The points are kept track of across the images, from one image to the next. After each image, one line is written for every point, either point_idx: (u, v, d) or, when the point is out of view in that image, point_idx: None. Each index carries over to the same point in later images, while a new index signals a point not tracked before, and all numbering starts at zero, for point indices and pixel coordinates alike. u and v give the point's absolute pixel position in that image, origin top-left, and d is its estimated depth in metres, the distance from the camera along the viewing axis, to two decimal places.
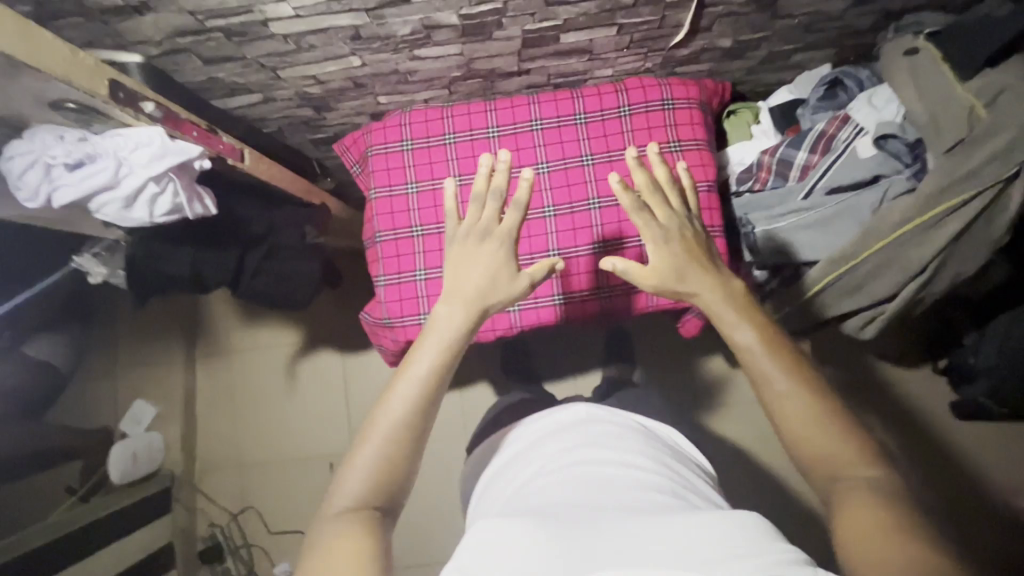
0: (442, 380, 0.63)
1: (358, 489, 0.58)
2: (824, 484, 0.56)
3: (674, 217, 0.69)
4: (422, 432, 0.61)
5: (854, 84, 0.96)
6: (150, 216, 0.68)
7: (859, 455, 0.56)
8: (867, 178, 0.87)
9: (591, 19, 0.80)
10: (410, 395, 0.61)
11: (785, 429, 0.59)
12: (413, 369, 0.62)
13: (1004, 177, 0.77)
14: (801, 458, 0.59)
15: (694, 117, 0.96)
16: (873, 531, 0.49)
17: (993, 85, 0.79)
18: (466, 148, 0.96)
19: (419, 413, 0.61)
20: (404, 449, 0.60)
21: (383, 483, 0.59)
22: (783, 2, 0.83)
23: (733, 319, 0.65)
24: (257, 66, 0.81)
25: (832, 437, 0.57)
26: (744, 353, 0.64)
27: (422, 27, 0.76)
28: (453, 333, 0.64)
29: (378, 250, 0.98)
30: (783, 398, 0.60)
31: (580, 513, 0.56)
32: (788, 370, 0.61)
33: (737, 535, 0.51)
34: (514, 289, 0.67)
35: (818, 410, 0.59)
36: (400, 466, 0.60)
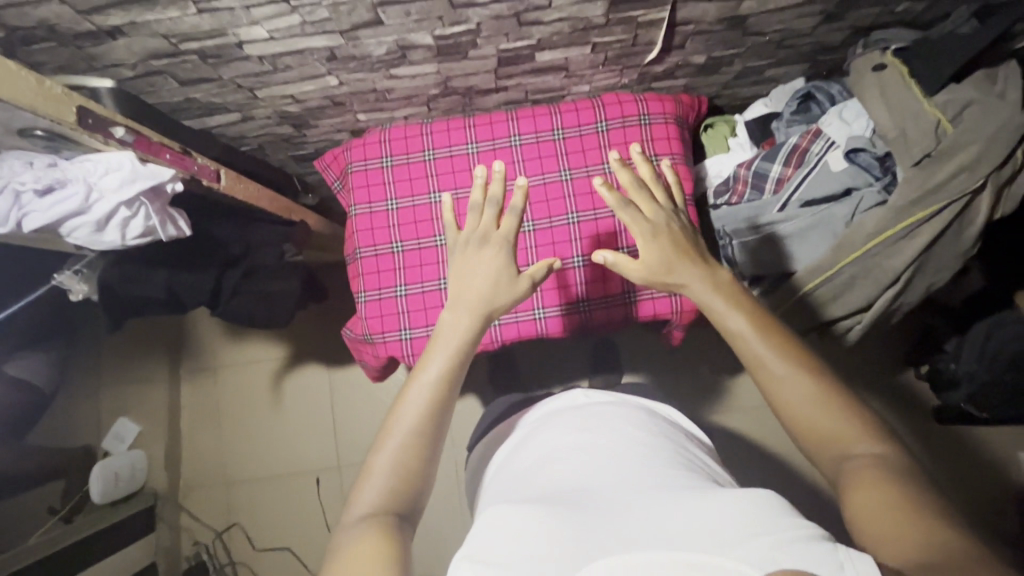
0: (453, 383, 0.64)
1: (377, 494, 0.58)
2: (827, 465, 0.56)
3: (662, 211, 0.68)
4: (438, 433, 0.62)
5: (826, 99, 0.97)
6: (122, 238, 0.68)
7: (861, 432, 0.56)
8: (840, 191, 0.89)
9: (565, 38, 0.81)
10: (425, 396, 0.62)
11: (784, 413, 0.59)
12: (428, 370, 0.63)
13: (970, 190, 0.80)
14: (803, 439, 0.58)
15: (671, 131, 0.97)
16: (881, 507, 0.48)
17: (958, 100, 0.82)
18: (445, 164, 0.97)
19: (434, 414, 0.62)
20: (422, 451, 0.60)
21: (403, 488, 0.58)
22: (753, 21, 0.85)
23: (723, 306, 0.64)
24: (234, 87, 0.81)
25: (831, 417, 0.57)
26: (739, 339, 0.63)
27: (397, 47, 0.77)
28: (463, 335, 0.65)
29: (359, 266, 0.98)
30: (779, 383, 0.60)
31: (580, 501, 0.55)
32: (781, 352, 0.61)
33: (754, 512, 0.49)
34: (505, 302, 0.67)
35: (813, 391, 0.58)
36: (420, 469, 0.60)
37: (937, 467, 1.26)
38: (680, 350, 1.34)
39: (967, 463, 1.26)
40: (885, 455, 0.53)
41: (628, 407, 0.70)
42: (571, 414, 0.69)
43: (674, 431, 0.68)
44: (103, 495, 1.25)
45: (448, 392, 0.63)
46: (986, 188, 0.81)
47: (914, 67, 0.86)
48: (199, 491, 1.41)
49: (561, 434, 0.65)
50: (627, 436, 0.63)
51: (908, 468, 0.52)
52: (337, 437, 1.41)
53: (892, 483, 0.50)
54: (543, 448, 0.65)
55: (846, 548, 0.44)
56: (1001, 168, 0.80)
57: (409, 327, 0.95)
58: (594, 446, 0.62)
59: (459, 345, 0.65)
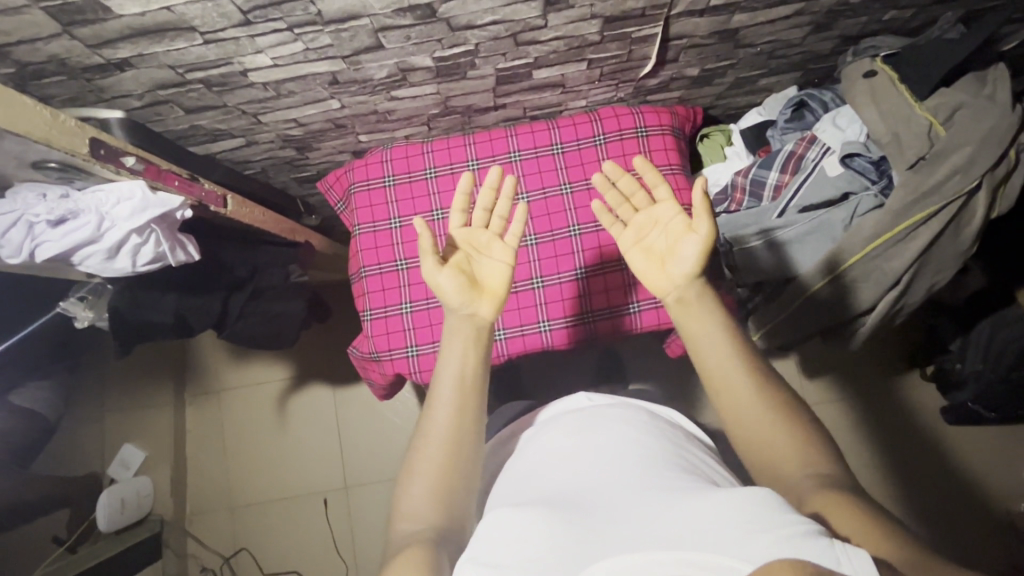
0: (469, 394, 0.64)
1: (422, 506, 0.58)
2: (774, 485, 0.56)
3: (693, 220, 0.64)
4: (466, 450, 0.62)
5: (820, 106, 0.99)
6: (133, 265, 0.69)
7: (809, 457, 0.56)
8: (837, 196, 0.90)
9: (561, 55, 0.83)
10: (446, 408, 0.63)
11: (742, 431, 0.59)
12: (442, 384, 0.64)
13: (965, 191, 0.80)
14: (749, 454, 0.58)
15: (668, 142, 0.99)
16: (860, 519, 0.49)
17: (949, 103, 0.83)
18: (447, 181, 0.98)
19: (456, 426, 0.62)
20: (454, 462, 0.61)
21: (442, 506, 0.58)
22: (745, 33, 0.87)
23: (712, 317, 0.63)
24: (239, 113, 0.83)
25: (779, 437, 0.57)
26: (702, 348, 0.63)
27: (398, 70, 0.79)
28: (463, 349, 0.66)
29: (364, 285, 0.99)
30: (744, 403, 0.59)
31: (592, 504, 0.54)
32: (750, 376, 0.60)
33: (755, 508, 0.48)
34: (450, 282, 0.67)
35: (784, 417, 0.58)
36: (458, 484, 0.60)
37: (945, 468, 1.26)
38: (685, 358, 1.34)
39: (976, 464, 1.26)
40: (836, 478, 0.54)
41: (629, 408, 0.70)
42: (577, 416, 0.69)
43: (673, 431, 0.68)
44: (109, 522, 1.25)
45: (470, 401, 0.63)
46: (981, 189, 0.82)
47: (903, 72, 0.88)
48: (206, 514, 1.40)
49: (555, 443, 0.65)
50: (630, 436, 0.63)
51: (856, 492, 0.52)
52: (343, 458, 1.41)
53: (854, 504, 0.50)
54: (531, 460, 0.65)
55: (841, 544, 0.44)
56: (994, 169, 0.81)
57: (416, 344, 0.95)
58: (598, 447, 0.62)
59: (466, 352, 0.66)
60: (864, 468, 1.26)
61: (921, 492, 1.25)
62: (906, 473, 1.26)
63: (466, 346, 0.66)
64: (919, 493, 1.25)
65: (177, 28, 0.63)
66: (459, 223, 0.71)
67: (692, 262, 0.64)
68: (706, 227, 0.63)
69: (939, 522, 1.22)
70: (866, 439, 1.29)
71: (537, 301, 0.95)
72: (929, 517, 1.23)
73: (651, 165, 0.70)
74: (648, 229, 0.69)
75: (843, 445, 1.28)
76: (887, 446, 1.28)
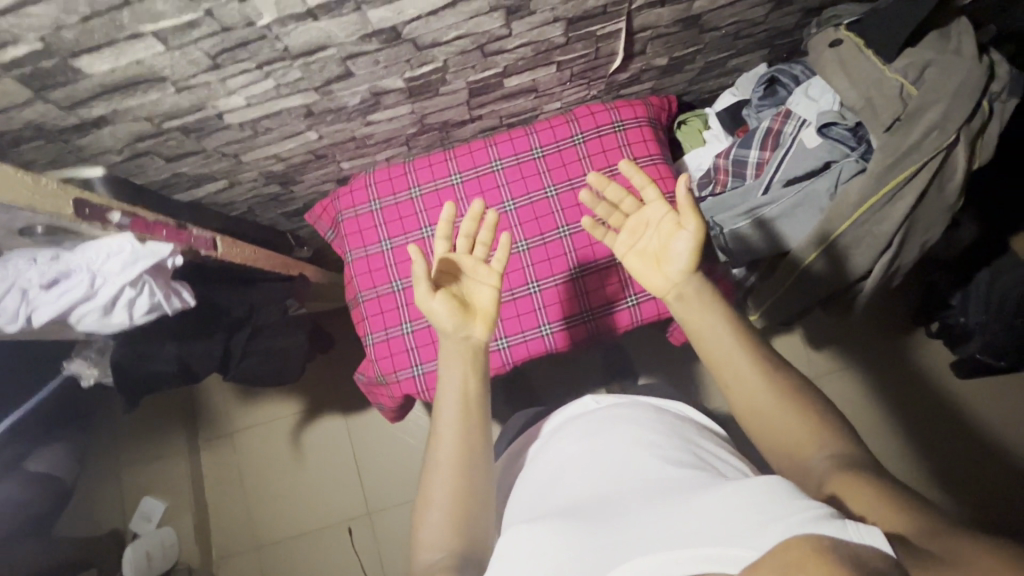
0: (470, 414, 0.64)
1: (440, 531, 0.58)
2: (788, 465, 0.56)
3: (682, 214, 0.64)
4: (475, 469, 0.62)
5: (790, 80, 1.00)
6: (130, 318, 0.68)
7: (819, 434, 0.56)
8: (819, 166, 0.90)
9: (530, 61, 0.83)
10: (452, 431, 0.63)
11: (753, 424, 0.59)
12: (444, 409, 0.64)
13: (945, 146, 0.81)
14: (761, 441, 0.59)
15: (645, 134, 1.01)
16: (874, 494, 0.49)
17: (916, 63, 0.84)
18: (433, 198, 1.00)
19: (465, 446, 0.62)
20: (468, 482, 0.61)
21: (459, 527, 0.58)
22: (707, 18, 0.88)
23: (711, 310, 0.63)
24: (218, 155, 0.84)
25: (788, 419, 0.57)
26: (704, 338, 0.63)
27: (371, 94, 0.79)
28: (462, 373, 0.66)
29: (363, 310, 0.99)
30: (748, 391, 0.59)
31: (606, 508, 0.54)
32: (755, 363, 0.60)
33: (762, 496, 0.47)
34: (444, 307, 0.67)
35: (792, 404, 0.58)
36: (471, 504, 0.60)
37: (962, 426, 1.25)
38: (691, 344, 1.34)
39: (994, 417, 1.25)
40: (849, 454, 0.54)
41: (635, 407, 0.70)
42: (585, 421, 0.69)
43: (682, 425, 0.68)
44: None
45: (472, 422, 0.64)
46: (960, 142, 0.82)
47: (868, 37, 0.88)
48: (232, 558, 1.38)
49: (569, 448, 0.65)
50: (637, 435, 0.63)
51: (870, 465, 0.52)
52: (363, 484, 1.41)
53: (866, 479, 0.50)
54: (545, 469, 0.65)
55: (854, 524, 0.43)
56: (970, 121, 0.81)
57: (421, 362, 0.96)
58: (608, 451, 0.62)
59: (465, 374, 0.66)
60: (878, 435, 1.26)
61: (944, 451, 1.24)
62: (920, 436, 1.25)
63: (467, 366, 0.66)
64: (941, 451, 1.24)
65: (149, 80, 0.64)
66: (444, 251, 0.70)
67: (686, 259, 0.64)
68: (695, 223, 0.63)
69: (964, 479, 1.21)
70: (879, 403, 1.29)
71: (535, 306, 0.96)
72: (948, 476, 1.22)
73: (636, 167, 0.68)
74: (640, 231, 0.69)
75: (856, 411, 1.28)
76: (901, 407, 1.28)
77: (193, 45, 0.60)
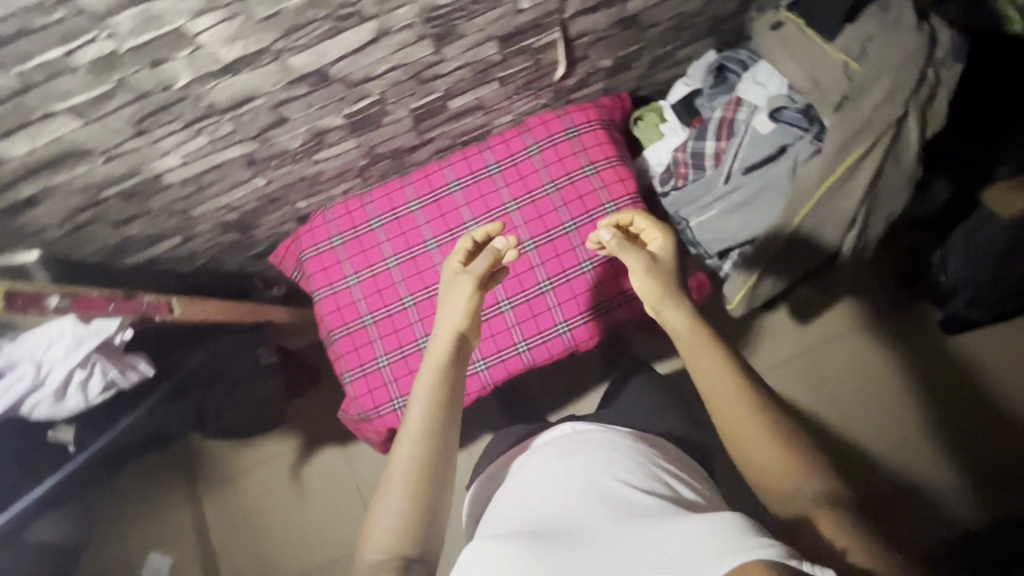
0: (435, 432, 0.62)
1: (388, 536, 0.57)
2: (769, 497, 0.56)
3: (632, 255, 0.70)
4: (434, 485, 0.60)
5: (738, 65, 0.99)
6: (85, 399, 0.67)
7: (799, 468, 0.55)
8: (775, 151, 0.90)
9: (470, 81, 0.82)
10: (411, 447, 0.61)
11: (736, 448, 0.59)
12: (408, 428, 0.63)
13: (896, 119, 0.80)
14: (743, 463, 0.58)
15: (600, 136, 1.00)
16: (845, 535, 0.50)
17: (858, 38, 0.83)
18: (394, 227, 0.99)
19: (426, 456, 0.61)
20: (424, 491, 0.59)
21: (412, 535, 0.57)
22: (645, 16, 0.87)
23: (702, 340, 0.64)
24: (166, 214, 0.82)
25: (767, 449, 0.56)
26: (699, 371, 0.62)
27: (312, 135, 0.78)
28: (430, 390, 0.65)
29: (337, 348, 0.98)
30: (735, 415, 0.59)
31: (582, 531, 0.54)
32: (743, 389, 0.60)
33: (712, 526, 0.49)
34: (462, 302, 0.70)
35: (780, 433, 0.57)
36: (424, 519, 0.58)
37: (946, 381, 1.14)
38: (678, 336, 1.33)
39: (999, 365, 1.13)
40: (833, 491, 0.54)
41: (612, 433, 0.70)
42: (565, 441, 0.69)
43: (653, 451, 0.68)
44: None
45: (437, 440, 0.62)
46: (912, 113, 0.81)
47: (809, 17, 0.87)
48: None
49: (539, 475, 0.65)
50: (609, 457, 0.64)
51: (849, 504, 0.53)
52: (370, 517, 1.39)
53: (841, 515, 0.52)
54: (513, 493, 0.65)
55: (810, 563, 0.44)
56: (918, 90, 0.80)
57: (400, 394, 0.95)
58: (584, 472, 0.62)
59: (434, 393, 0.65)
60: (849, 399, 1.18)
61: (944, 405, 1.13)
62: (897, 398, 1.15)
63: (446, 374, 0.66)
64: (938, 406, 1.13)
65: (76, 154, 0.62)
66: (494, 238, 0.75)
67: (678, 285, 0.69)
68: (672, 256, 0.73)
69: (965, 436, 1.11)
70: (874, 359, 1.18)
71: (510, 323, 0.96)
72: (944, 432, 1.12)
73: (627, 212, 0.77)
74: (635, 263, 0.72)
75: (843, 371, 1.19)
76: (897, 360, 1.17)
77: (112, 115, 0.58)
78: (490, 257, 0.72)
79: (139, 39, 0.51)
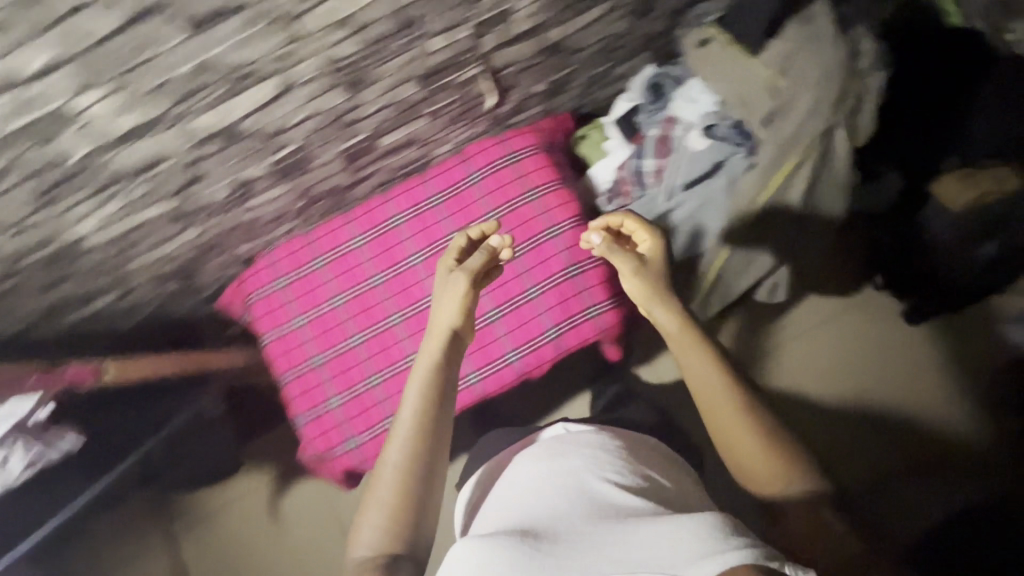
0: (427, 429, 0.61)
1: (376, 531, 0.57)
2: (751, 487, 0.59)
3: (618, 260, 0.71)
4: (423, 481, 0.59)
5: (673, 83, 1.00)
6: (9, 477, 0.69)
7: (786, 471, 0.57)
8: (710, 167, 0.90)
9: (396, 119, 0.81)
10: (402, 444, 0.60)
11: (724, 446, 0.61)
12: (399, 424, 0.62)
13: (822, 133, 0.80)
14: (729, 458, 0.61)
15: (541, 160, 0.99)
16: (822, 535, 0.55)
17: (780, 54, 0.83)
18: (338, 265, 0.97)
19: (415, 451, 0.60)
20: (412, 488, 0.58)
21: (399, 532, 0.57)
22: (568, 43, 0.87)
23: (690, 344, 0.66)
24: (98, 273, 0.81)
25: (753, 448, 0.58)
26: (691, 377, 0.64)
27: (237, 185, 0.76)
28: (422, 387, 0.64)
29: (288, 391, 0.97)
30: (724, 414, 0.61)
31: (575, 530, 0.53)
32: (732, 391, 0.62)
33: (695, 529, 0.49)
34: (453, 301, 0.69)
35: (769, 436, 0.59)
36: (411, 514, 0.58)
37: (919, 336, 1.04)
38: None
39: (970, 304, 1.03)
40: (816, 489, 0.57)
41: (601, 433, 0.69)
42: (552, 443, 0.68)
43: (643, 455, 0.67)
44: None
45: (425, 436, 0.61)
46: (840, 125, 0.81)
47: (734, 34, 0.88)
48: None
49: (526, 479, 0.64)
50: (600, 458, 0.63)
51: (829, 502, 0.57)
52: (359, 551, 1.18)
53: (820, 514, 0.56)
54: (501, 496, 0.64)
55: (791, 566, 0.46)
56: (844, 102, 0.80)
57: (354, 434, 0.94)
58: (572, 475, 0.61)
59: (427, 390, 0.63)
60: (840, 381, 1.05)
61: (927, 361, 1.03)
62: (885, 371, 1.04)
63: (439, 371, 0.65)
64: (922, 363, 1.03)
65: None
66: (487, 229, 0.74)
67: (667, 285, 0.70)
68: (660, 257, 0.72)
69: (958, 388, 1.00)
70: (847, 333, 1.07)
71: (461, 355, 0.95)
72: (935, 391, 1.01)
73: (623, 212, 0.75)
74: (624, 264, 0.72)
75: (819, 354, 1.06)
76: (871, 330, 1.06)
77: (12, 191, 0.57)
78: (486, 255, 0.71)
79: (22, 120, 0.50)
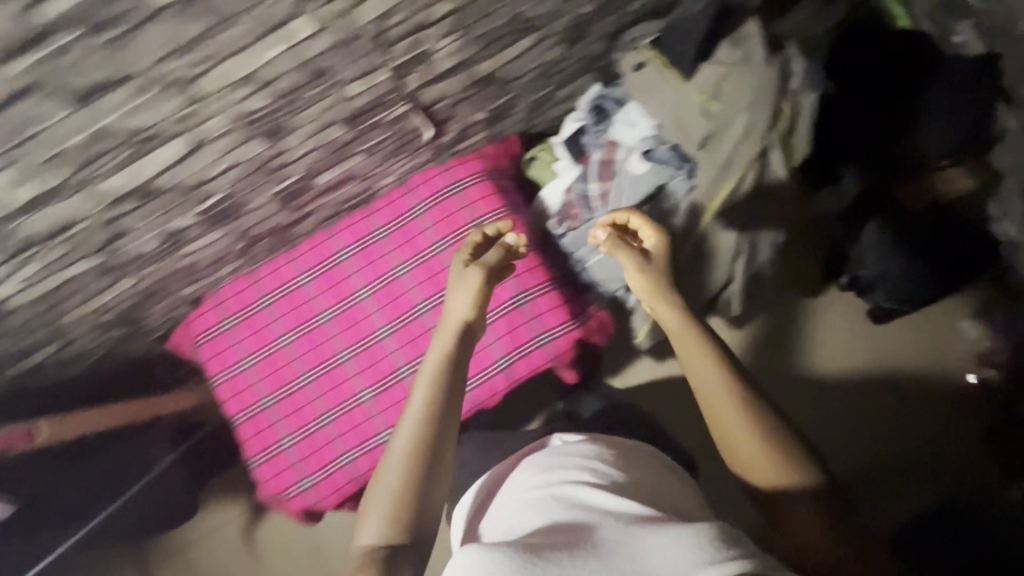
0: (433, 422, 0.59)
1: (382, 521, 0.56)
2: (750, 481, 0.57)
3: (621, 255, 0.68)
4: (429, 472, 0.58)
5: (614, 103, 0.99)
6: None
7: (788, 470, 0.56)
8: (652, 191, 0.90)
9: (328, 160, 0.80)
10: (407, 436, 0.59)
11: (724, 444, 0.58)
12: (409, 413, 0.60)
13: (757, 154, 0.81)
14: (730, 456, 0.58)
15: (487, 188, 0.98)
16: (823, 535, 0.54)
17: (712, 77, 0.82)
18: (285, 303, 0.96)
19: (422, 443, 0.58)
20: (418, 478, 0.57)
21: (404, 521, 0.56)
22: (500, 74, 0.87)
23: (693, 339, 0.62)
24: (31, 329, 0.79)
25: (754, 448, 0.56)
26: (694, 374, 0.61)
27: (167, 236, 0.75)
28: (427, 383, 0.61)
29: (241, 433, 0.97)
30: (730, 411, 0.58)
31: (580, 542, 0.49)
32: (737, 388, 0.59)
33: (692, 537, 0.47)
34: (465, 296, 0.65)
35: (771, 437, 0.56)
36: (415, 501, 0.57)
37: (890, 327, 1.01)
38: None
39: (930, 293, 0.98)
40: (818, 486, 0.56)
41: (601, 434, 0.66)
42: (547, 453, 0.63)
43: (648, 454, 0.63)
44: None
45: (432, 427, 0.59)
46: (774, 146, 0.81)
47: (667, 57, 0.87)
48: None
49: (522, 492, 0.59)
50: (599, 459, 0.60)
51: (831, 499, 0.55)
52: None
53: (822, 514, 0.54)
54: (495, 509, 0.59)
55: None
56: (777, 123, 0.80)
57: (308, 474, 0.94)
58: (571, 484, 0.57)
59: (433, 383, 0.61)
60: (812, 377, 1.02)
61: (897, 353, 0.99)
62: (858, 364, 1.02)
63: (448, 364, 0.62)
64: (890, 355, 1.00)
65: None
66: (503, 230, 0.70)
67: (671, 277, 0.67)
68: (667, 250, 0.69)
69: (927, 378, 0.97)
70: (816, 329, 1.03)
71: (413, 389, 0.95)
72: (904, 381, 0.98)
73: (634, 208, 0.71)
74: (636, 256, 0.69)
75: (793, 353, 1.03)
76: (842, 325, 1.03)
77: None
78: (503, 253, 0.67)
79: None
